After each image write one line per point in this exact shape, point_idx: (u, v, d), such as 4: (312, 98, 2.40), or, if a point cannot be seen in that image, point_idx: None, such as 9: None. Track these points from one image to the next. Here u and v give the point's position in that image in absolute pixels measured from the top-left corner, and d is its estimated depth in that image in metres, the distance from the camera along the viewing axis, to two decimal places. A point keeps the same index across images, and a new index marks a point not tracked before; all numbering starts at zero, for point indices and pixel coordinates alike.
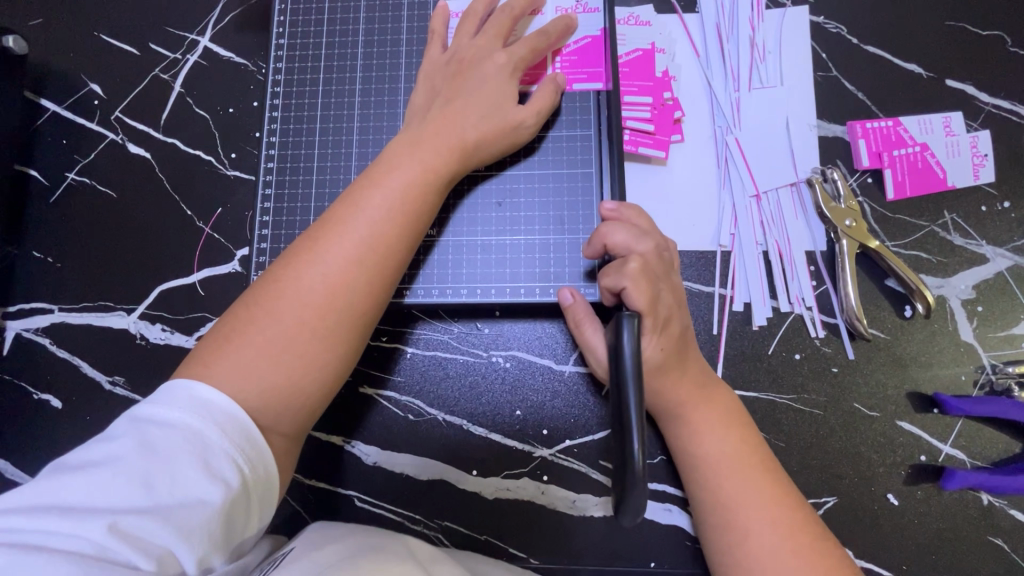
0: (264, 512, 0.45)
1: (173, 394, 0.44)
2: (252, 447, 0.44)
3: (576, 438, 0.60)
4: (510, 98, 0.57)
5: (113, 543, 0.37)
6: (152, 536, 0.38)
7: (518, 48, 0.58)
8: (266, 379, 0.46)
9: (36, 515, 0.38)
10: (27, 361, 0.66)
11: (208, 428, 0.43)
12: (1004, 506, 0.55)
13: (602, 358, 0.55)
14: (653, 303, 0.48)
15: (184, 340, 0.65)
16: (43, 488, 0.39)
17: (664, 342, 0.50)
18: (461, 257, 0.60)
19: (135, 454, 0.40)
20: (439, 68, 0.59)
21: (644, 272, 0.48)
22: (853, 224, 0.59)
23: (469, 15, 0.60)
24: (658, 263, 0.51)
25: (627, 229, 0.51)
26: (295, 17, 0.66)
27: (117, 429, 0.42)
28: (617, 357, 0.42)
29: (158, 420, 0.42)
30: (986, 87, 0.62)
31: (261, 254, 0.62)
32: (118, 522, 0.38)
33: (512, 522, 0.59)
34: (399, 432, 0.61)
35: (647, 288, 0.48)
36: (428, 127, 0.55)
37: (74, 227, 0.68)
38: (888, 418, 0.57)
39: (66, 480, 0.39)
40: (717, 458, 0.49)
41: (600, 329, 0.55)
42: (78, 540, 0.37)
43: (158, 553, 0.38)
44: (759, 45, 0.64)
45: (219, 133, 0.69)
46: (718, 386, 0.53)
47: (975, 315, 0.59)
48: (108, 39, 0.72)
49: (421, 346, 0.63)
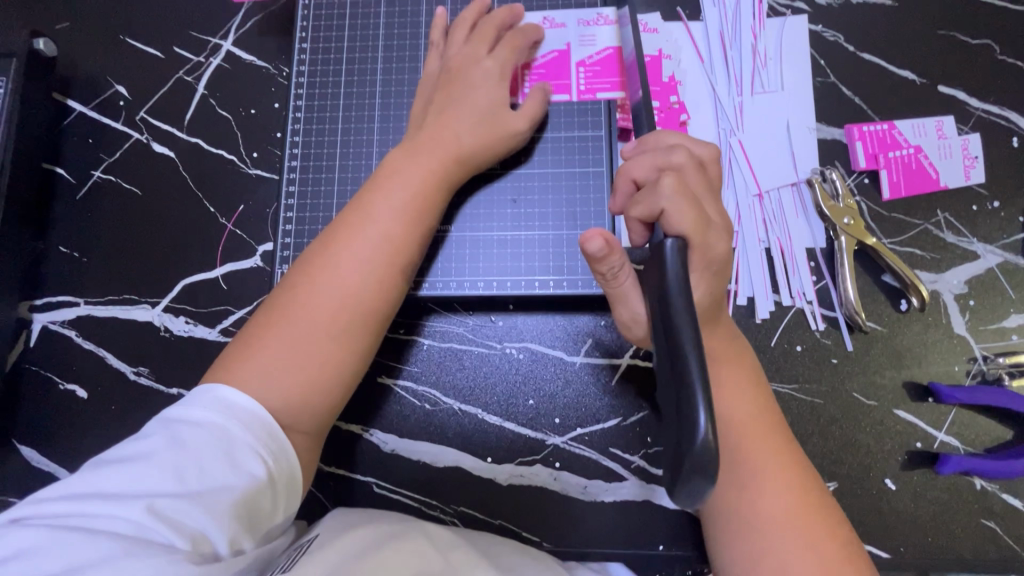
0: (288, 504, 0.47)
1: (199, 392, 0.47)
2: (274, 438, 0.47)
3: (587, 426, 0.62)
4: (500, 101, 0.59)
5: (151, 523, 0.39)
6: (185, 518, 0.41)
7: (501, 52, 0.60)
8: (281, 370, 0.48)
9: (77, 501, 0.40)
10: (54, 352, 0.68)
11: (233, 420, 0.45)
12: (996, 490, 0.58)
13: (639, 309, 0.47)
14: (698, 223, 0.43)
15: (207, 333, 0.68)
16: (83, 479, 0.42)
17: (710, 284, 0.45)
18: (478, 251, 0.62)
19: (168, 445, 0.43)
20: (432, 79, 0.62)
21: (682, 191, 0.43)
22: (851, 222, 0.62)
23: (458, 25, 0.63)
24: (696, 175, 0.46)
25: (651, 153, 0.46)
26: (317, 22, 0.69)
27: (150, 427, 0.45)
28: (665, 299, 0.39)
29: (186, 416, 0.45)
30: (976, 93, 0.65)
31: (284, 249, 0.64)
32: (153, 505, 0.40)
33: (525, 507, 0.61)
34: (416, 420, 0.64)
35: (689, 204, 0.43)
36: (422, 136, 0.57)
37: (100, 222, 0.71)
38: (885, 406, 0.60)
39: (103, 471, 0.42)
40: (737, 421, 0.48)
41: (634, 277, 0.47)
42: (118, 521, 0.39)
43: (190, 534, 0.40)
44: (761, 51, 0.67)
45: (241, 133, 0.72)
46: (739, 349, 0.52)
47: (967, 309, 0.61)
48: (133, 42, 0.74)
49: (437, 338, 0.65)
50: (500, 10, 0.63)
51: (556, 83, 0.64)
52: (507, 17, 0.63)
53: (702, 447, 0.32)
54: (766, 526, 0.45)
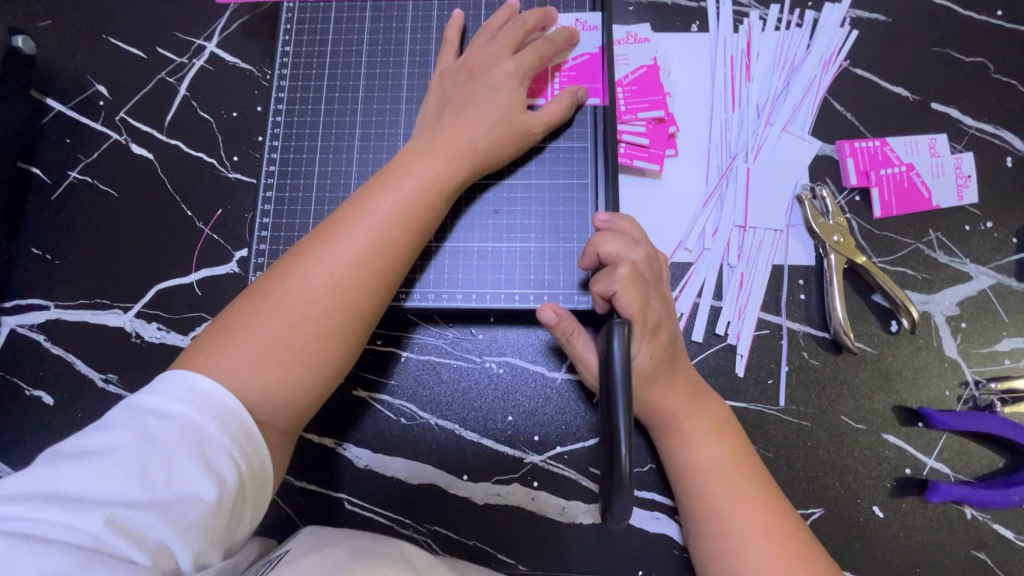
0: (258, 508, 0.45)
1: (171, 385, 0.44)
2: (249, 441, 0.44)
3: (567, 444, 0.60)
4: (521, 104, 0.58)
5: (110, 535, 0.37)
6: (148, 530, 0.39)
7: (527, 57, 0.59)
8: (269, 375, 0.47)
9: (30, 504, 0.38)
10: (20, 356, 0.66)
11: (208, 423, 0.43)
12: (987, 519, 0.56)
13: (591, 364, 0.56)
14: (642, 309, 0.51)
15: (180, 339, 0.66)
16: (41, 476, 0.39)
17: (655, 348, 0.52)
18: (459, 262, 0.61)
19: (133, 444, 0.41)
20: (451, 74, 0.61)
21: (633, 280, 0.51)
22: (841, 240, 0.60)
23: (485, 30, 0.62)
24: (649, 267, 0.53)
25: (618, 238, 0.53)
26: (301, 25, 0.67)
27: (115, 419, 0.42)
28: (607, 365, 0.44)
29: (158, 412, 0.43)
30: (969, 111, 0.64)
31: (259, 256, 0.63)
32: (115, 514, 0.38)
33: (501, 528, 0.59)
34: (392, 435, 0.62)
35: (637, 296, 0.50)
36: (439, 135, 0.56)
37: (73, 224, 0.69)
38: (874, 431, 0.58)
39: (63, 469, 0.40)
40: (707, 466, 0.51)
41: (587, 340, 0.56)
42: (74, 530, 0.37)
43: (153, 547, 0.39)
44: (752, 66, 0.66)
45: (223, 136, 0.70)
46: (708, 396, 0.54)
47: (959, 331, 0.60)
48: (115, 42, 0.73)
49: (416, 350, 0.63)
50: (532, 13, 0.61)
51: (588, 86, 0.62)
52: (541, 19, 0.61)
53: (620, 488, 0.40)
54: (738, 563, 0.47)
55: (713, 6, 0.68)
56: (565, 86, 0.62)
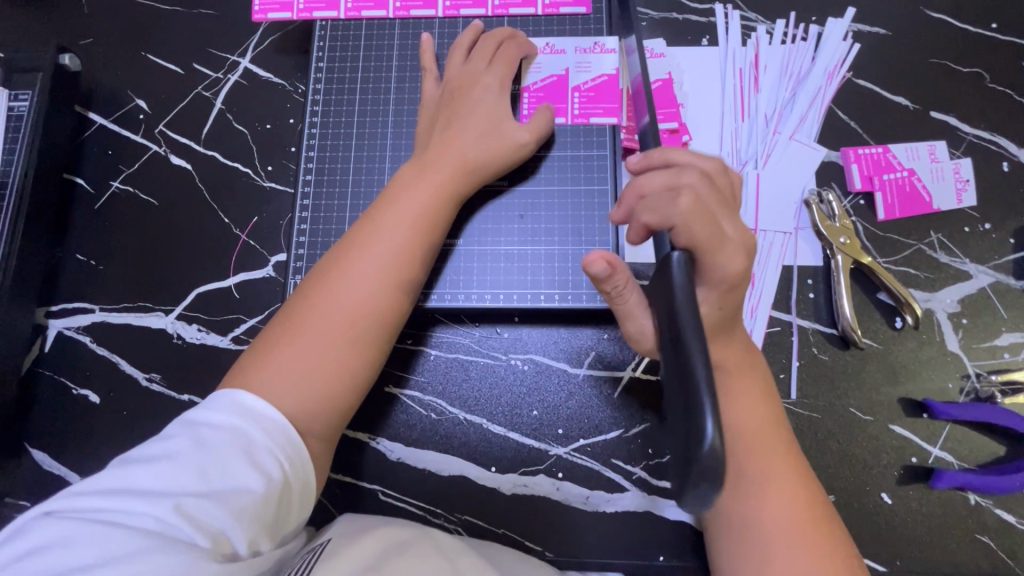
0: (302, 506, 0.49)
1: (221, 394, 0.48)
2: (292, 441, 0.48)
3: (590, 437, 0.64)
4: (503, 115, 0.62)
5: (176, 520, 0.40)
6: (208, 516, 0.42)
7: (499, 69, 0.64)
8: (303, 380, 0.50)
9: (103, 497, 0.41)
10: (68, 356, 0.69)
11: (254, 425, 0.47)
12: (990, 505, 0.59)
13: (644, 320, 0.48)
14: (709, 237, 0.45)
15: (219, 340, 0.69)
16: (111, 474, 0.43)
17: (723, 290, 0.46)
18: (486, 264, 0.64)
19: (192, 442, 0.44)
20: (433, 99, 0.64)
21: (695, 208, 0.44)
22: (847, 241, 0.64)
23: (455, 48, 0.66)
24: (710, 190, 0.46)
25: (662, 172, 0.47)
26: (332, 42, 0.71)
27: (174, 425, 0.47)
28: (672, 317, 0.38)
29: (211, 416, 0.47)
30: (967, 119, 0.68)
31: (297, 260, 0.66)
32: (180, 502, 0.41)
33: (528, 517, 0.63)
34: (423, 429, 0.65)
35: (704, 223, 0.44)
36: (432, 151, 0.60)
37: (116, 232, 0.73)
38: (881, 421, 0.61)
39: (130, 468, 0.43)
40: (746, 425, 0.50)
41: (639, 292, 0.47)
42: (144, 517, 0.40)
43: (213, 532, 0.42)
44: (758, 80, 0.70)
45: (257, 147, 0.74)
46: (754, 363, 0.53)
47: (960, 327, 0.63)
48: (154, 59, 0.77)
49: (444, 348, 0.67)
50: (498, 32, 0.66)
51: (604, 105, 0.66)
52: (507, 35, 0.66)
53: (709, 458, 0.32)
54: (769, 530, 0.46)
55: (721, 21, 0.71)
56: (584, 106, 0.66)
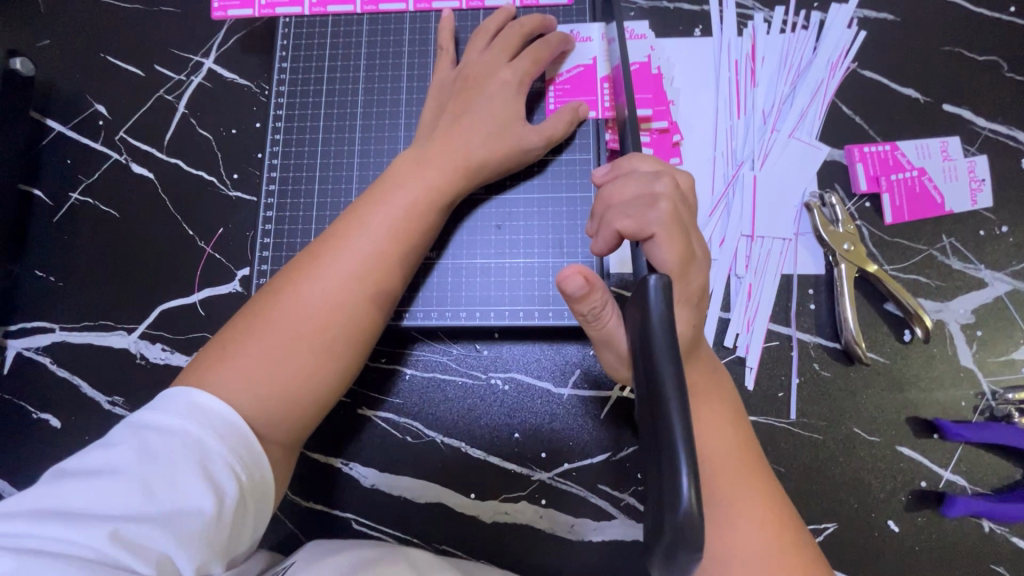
0: (260, 521, 0.44)
1: (173, 399, 0.43)
2: (250, 451, 0.43)
3: (575, 461, 0.60)
4: (514, 113, 0.57)
5: (114, 549, 0.36)
6: (152, 542, 0.37)
7: (523, 62, 0.59)
8: (264, 392, 0.45)
9: (32, 522, 0.36)
10: (27, 378, 0.66)
11: (208, 434, 0.42)
12: (1006, 533, 0.55)
13: (622, 346, 0.43)
14: (683, 257, 0.41)
15: (184, 360, 0.66)
16: (44, 494, 0.38)
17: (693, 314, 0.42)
18: (461, 279, 0.60)
19: (136, 457, 0.40)
20: (447, 85, 0.60)
21: (669, 221, 0.41)
22: (851, 248, 0.59)
23: (480, 34, 0.61)
24: (683, 204, 0.43)
25: (634, 179, 0.43)
26: (297, 40, 0.67)
27: (117, 434, 0.41)
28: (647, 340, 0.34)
29: (160, 425, 0.42)
30: (982, 112, 0.63)
31: (261, 275, 0.62)
32: (118, 528, 0.37)
33: (510, 546, 0.59)
34: (398, 454, 0.61)
35: (677, 238, 0.41)
36: (433, 146, 0.55)
37: (76, 246, 0.69)
38: (888, 443, 0.57)
39: (66, 486, 0.38)
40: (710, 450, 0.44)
41: (619, 315, 0.42)
42: (77, 546, 0.36)
43: (157, 559, 0.37)
44: (756, 73, 0.65)
45: (222, 154, 0.70)
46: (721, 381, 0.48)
47: (974, 340, 0.59)
48: (113, 61, 0.73)
49: (420, 367, 0.63)
50: (530, 18, 0.60)
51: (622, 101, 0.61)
52: (540, 25, 0.60)
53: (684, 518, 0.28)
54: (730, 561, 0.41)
55: (715, 9, 0.66)
56: (561, 100, 0.61)
